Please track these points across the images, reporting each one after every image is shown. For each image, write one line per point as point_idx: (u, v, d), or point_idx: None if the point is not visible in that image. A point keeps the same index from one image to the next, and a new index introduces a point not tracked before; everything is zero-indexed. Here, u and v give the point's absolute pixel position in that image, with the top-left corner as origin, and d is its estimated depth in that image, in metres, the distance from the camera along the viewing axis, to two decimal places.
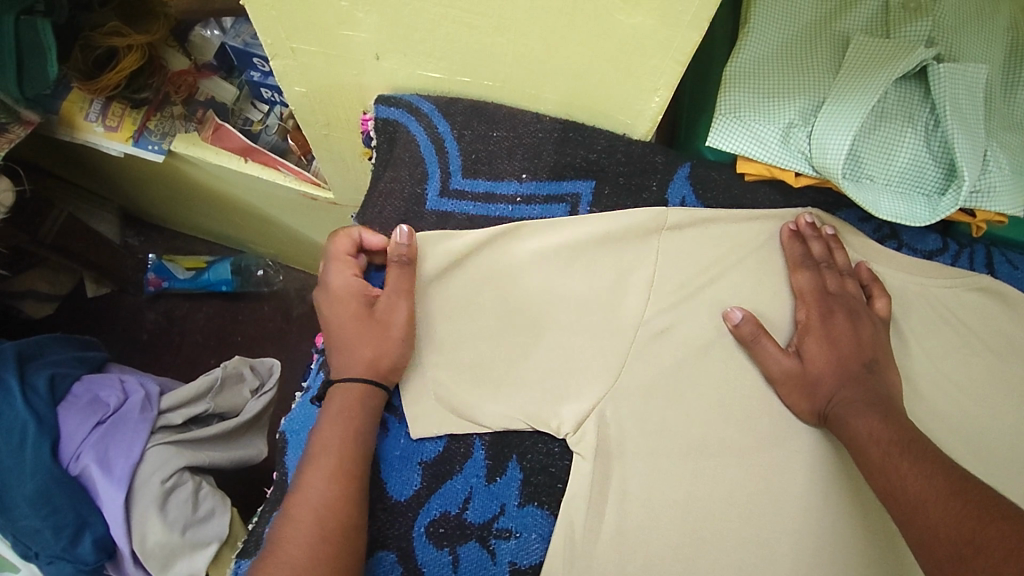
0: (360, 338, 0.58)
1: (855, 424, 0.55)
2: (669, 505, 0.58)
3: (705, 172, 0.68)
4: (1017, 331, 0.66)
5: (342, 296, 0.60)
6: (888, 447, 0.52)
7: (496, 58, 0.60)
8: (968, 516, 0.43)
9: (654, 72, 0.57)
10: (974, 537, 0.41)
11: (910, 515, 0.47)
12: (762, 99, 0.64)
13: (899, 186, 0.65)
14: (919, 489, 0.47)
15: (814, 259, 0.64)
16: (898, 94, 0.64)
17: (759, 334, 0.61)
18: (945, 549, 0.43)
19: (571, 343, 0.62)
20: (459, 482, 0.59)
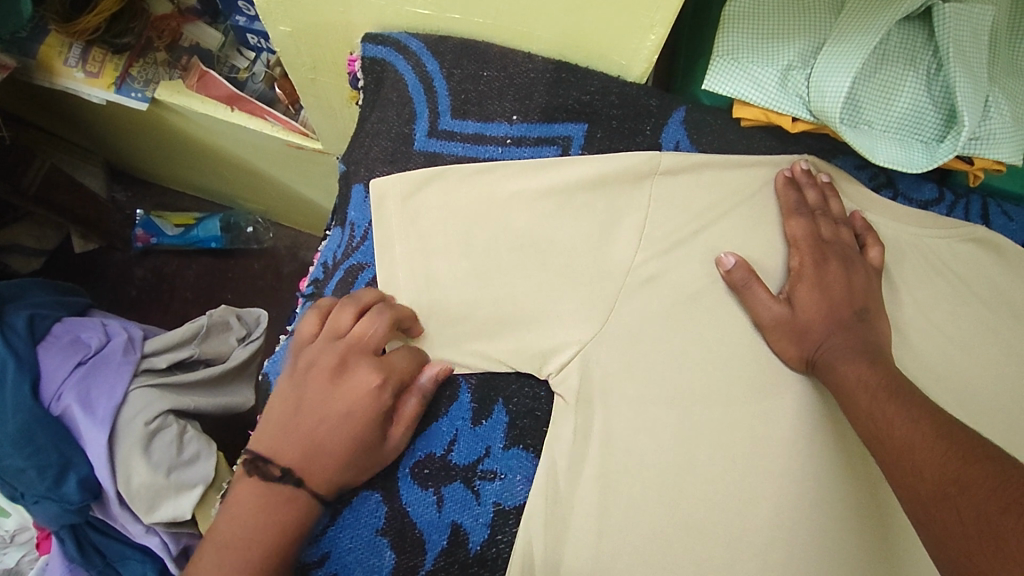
0: (340, 450, 0.53)
1: (843, 369, 0.55)
2: (653, 450, 0.58)
3: (700, 117, 0.66)
4: (1010, 283, 0.65)
5: (349, 397, 0.53)
6: (873, 390, 0.52)
7: None
8: (953, 456, 0.43)
9: (649, 8, 0.55)
10: (957, 475, 0.41)
11: (896, 460, 0.46)
12: (761, 40, 0.63)
13: (897, 133, 0.64)
14: (905, 432, 0.47)
15: (809, 207, 0.63)
16: (901, 36, 0.62)
17: (751, 280, 0.60)
18: (927, 489, 0.43)
19: (561, 289, 0.61)
20: (444, 424, 0.58)
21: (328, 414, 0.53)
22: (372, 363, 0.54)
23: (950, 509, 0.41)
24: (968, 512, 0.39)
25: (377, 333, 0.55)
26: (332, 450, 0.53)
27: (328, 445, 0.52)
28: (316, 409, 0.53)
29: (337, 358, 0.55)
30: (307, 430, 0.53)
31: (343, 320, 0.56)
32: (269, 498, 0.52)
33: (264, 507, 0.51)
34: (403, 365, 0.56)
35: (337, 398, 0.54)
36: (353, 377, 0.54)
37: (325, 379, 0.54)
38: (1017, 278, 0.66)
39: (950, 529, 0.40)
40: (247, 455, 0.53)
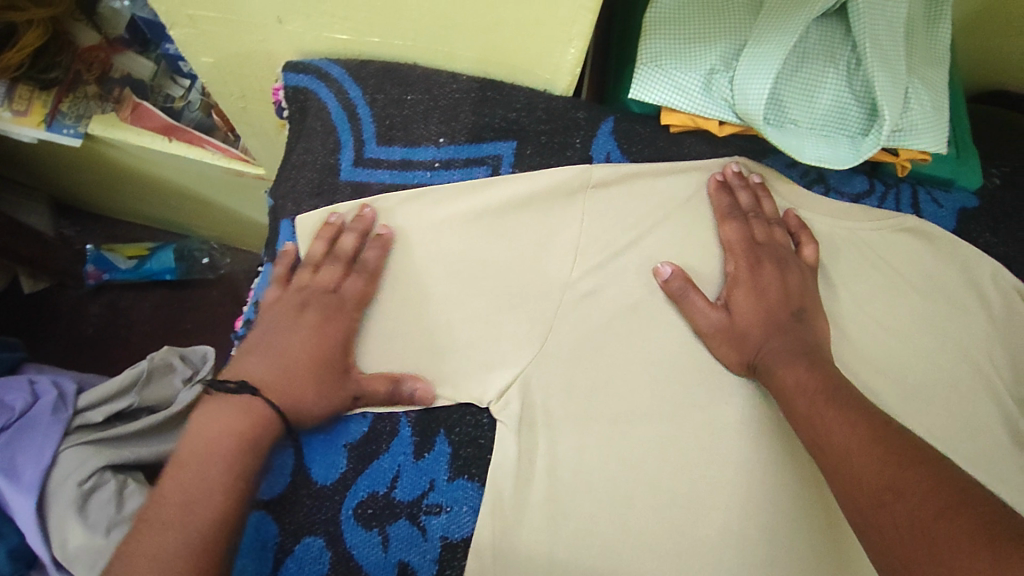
0: (308, 371, 0.55)
1: (781, 374, 0.55)
2: (600, 466, 0.57)
3: (629, 126, 0.66)
4: (944, 272, 0.66)
5: (309, 327, 0.57)
6: (811, 393, 0.52)
7: (401, 14, 0.58)
8: (889, 463, 0.43)
9: (565, 22, 0.54)
10: (893, 481, 0.42)
11: (834, 467, 0.47)
12: (683, 45, 0.63)
13: (823, 129, 0.63)
14: (842, 436, 0.47)
15: (742, 209, 0.63)
16: (819, 33, 0.62)
17: (687, 288, 0.60)
18: (864, 495, 0.43)
19: (499, 310, 0.60)
20: (386, 461, 0.56)
21: (295, 343, 0.56)
22: (331, 296, 0.58)
23: (886, 515, 0.41)
24: (903, 520, 0.40)
25: (333, 269, 0.59)
26: (305, 371, 0.55)
27: (294, 361, 0.55)
28: (281, 339, 0.56)
29: (299, 300, 0.58)
30: (280, 353, 0.56)
31: (302, 272, 0.60)
32: (214, 420, 0.52)
33: (221, 431, 0.51)
34: (362, 292, 0.59)
35: (299, 328, 0.57)
36: (311, 306, 0.58)
37: (288, 316, 0.58)
38: (950, 267, 0.66)
39: (885, 535, 0.40)
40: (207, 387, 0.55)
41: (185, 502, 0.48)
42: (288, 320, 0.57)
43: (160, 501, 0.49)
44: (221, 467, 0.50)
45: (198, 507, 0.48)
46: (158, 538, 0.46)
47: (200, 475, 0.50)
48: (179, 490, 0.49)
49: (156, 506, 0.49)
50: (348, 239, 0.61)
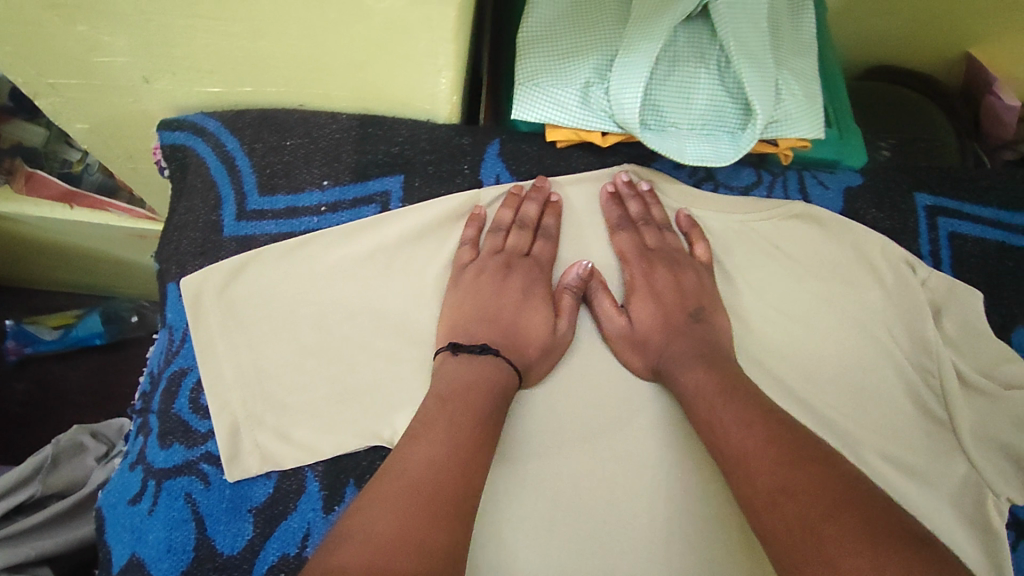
0: (532, 321, 0.59)
1: (684, 379, 0.57)
2: (518, 495, 0.56)
3: (515, 146, 0.66)
4: (836, 253, 0.67)
5: (518, 287, 0.60)
6: (709, 394, 0.54)
7: (268, 61, 0.57)
8: (782, 462, 0.47)
9: (431, 56, 0.56)
10: (787, 482, 0.46)
11: (733, 467, 0.50)
12: (556, 62, 0.63)
13: (704, 128, 0.64)
14: (741, 439, 0.50)
15: (631, 219, 0.65)
16: (687, 35, 0.63)
17: (594, 293, 0.62)
18: (761, 496, 0.46)
19: (401, 348, 0.59)
20: (295, 521, 0.54)
21: (506, 298, 0.60)
22: (528, 259, 0.62)
23: (780, 513, 0.45)
24: (793, 520, 0.44)
25: (524, 235, 0.63)
26: (528, 322, 0.59)
27: (524, 316, 0.59)
28: (492, 298, 0.59)
29: (501, 260, 0.61)
30: (490, 316, 0.59)
31: (494, 235, 0.63)
32: (473, 389, 0.54)
33: (475, 380, 0.54)
34: (551, 254, 0.63)
35: (512, 288, 0.60)
36: (517, 265, 0.61)
37: (496, 277, 0.60)
38: (842, 246, 0.67)
39: (779, 530, 0.44)
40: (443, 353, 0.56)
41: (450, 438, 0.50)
42: (490, 283, 0.60)
43: (432, 447, 0.48)
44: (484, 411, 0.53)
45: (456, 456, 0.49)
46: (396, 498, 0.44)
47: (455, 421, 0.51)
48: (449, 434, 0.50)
49: (396, 468, 0.47)
50: (530, 206, 0.63)
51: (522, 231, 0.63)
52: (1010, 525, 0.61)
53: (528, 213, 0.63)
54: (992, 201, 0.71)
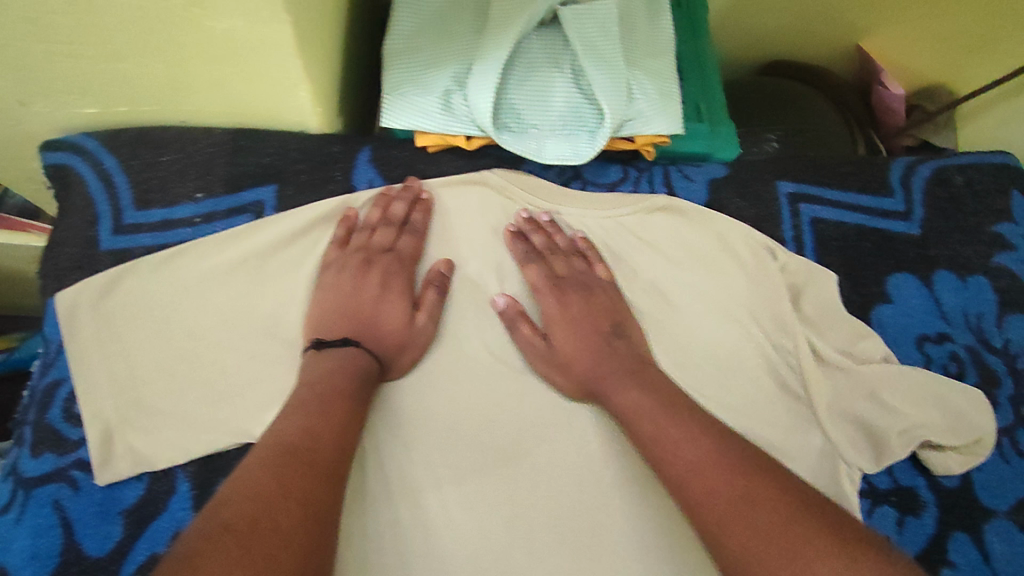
0: (387, 318, 0.63)
1: (621, 398, 0.60)
2: (381, 485, 0.60)
3: (386, 152, 0.69)
4: (700, 242, 0.70)
5: (375, 283, 0.64)
6: (646, 413, 0.58)
7: (134, 82, 0.59)
8: (738, 472, 0.51)
9: (284, 70, 0.58)
10: (748, 492, 0.49)
11: (680, 483, 0.53)
12: (418, 72, 0.66)
13: (564, 129, 0.67)
14: (685, 457, 0.53)
15: (539, 250, 0.68)
16: (540, 42, 0.66)
17: (517, 319, 0.65)
18: (710, 511, 0.50)
19: (273, 350, 0.62)
20: (164, 520, 0.57)
21: (364, 296, 0.64)
22: (389, 255, 0.65)
23: (744, 524, 0.47)
24: (750, 531, 0.47)
25: (390, 233, 0.66)
26: (386, 317, 0.63)
27: (376, 314, 0.63)
28: (349, 295, 0.63)
29: (361, 257, 0.65)
30: (349, 312, 0.63)
31: (360, 234, 0.66)
32: (347, 371, 0.59)
33: (340, 368, 0.59)
34: (415, 248, 0.67)
35: (371, 283, 0.64)
36: (377, 261, 0.65)
37: (355, 274, 0.64)
38: (706, 237, 0.70)
39: (748, 544, 0.47)
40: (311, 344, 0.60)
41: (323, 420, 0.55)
42: (349, 280, 0.64)
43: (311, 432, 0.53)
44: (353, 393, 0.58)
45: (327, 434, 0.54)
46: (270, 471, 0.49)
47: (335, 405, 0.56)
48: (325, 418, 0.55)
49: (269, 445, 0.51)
50: (399, 205, 0.66)
51: (386, 227, 0.66)
52: (864, 493, 0.65)
53: (393, 211, 0.66)
54: (852, 185, 0.75)
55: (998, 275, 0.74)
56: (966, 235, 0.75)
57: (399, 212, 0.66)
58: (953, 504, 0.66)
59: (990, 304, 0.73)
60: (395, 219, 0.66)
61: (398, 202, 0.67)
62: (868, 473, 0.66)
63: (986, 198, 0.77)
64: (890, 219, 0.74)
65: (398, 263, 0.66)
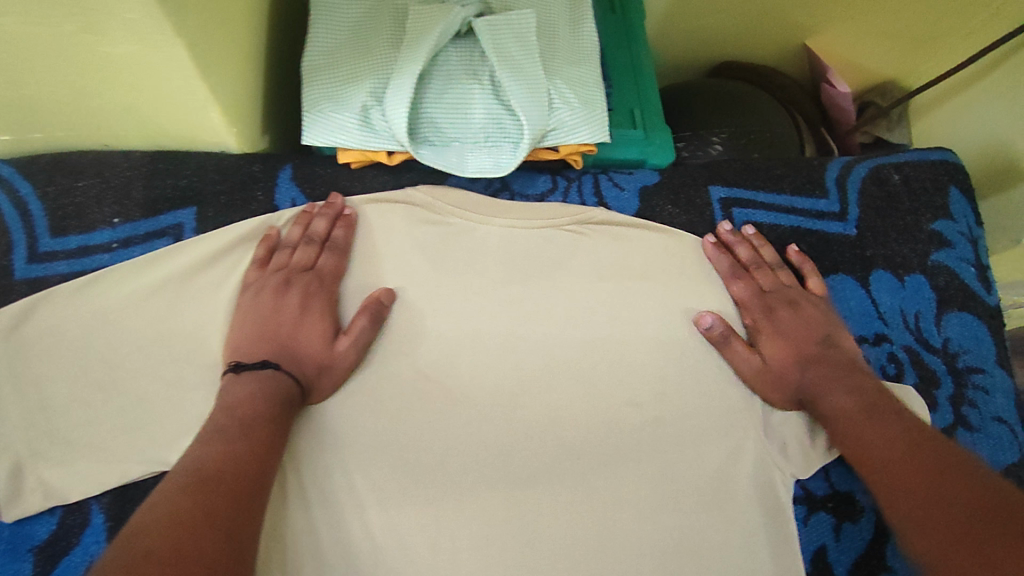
0: (306, 341, 0.60)
1: (827, 402, 0.61)
2: (304, 509, 0.59)
3: (309, 170, 0.68)
4: (631, 252, 0.70)
5: (293, 303, 0.61)
6: (854, 415, 0.58)
7: (38, 108, 0.58)
8: (936, 469, 0.51)
9: (189, 92, 0.57)
10: (937, 492, 0.49)
11: (886, 478, 0.53)
12: (335, 88, 0.66)
13: (486, 141, 0.66)
14: (900, 451, 0.54)
15: (744, 264, 0.70)
16: (458, 54, 0.65)
17: (729, 335, 0.66)
18: (914, 502, 0.50)
19: (191, 375, 0.61)
20: (77, 555, 0.56)
21: (282, 317, 0.60)
22: (310, 273, 0.63)
23: (947, 515, 0.47)
24: (952, 522, 0.47)
25: (311, 252, 0.64)
26: (306, 338, 0.60)
27: (296, 337, 0.60)
28: (269, 317, 0.60)
29: (281, 277, 0.62)
30: (266, 334, 0.60)
31: (281, 252, 0.64)
32: (262, 395, 0.56)
33: (257, 391, 0.56)
34: (336, 267, 0.65)
35: (289, 304, 0.61)
36: (297, 281, 0.62)
37: (273, 295, 0.61)
38: (637, 247, 0.70)
39: (936, 542, 0.46)
40: (232, 366, 0.57)
41: (242, 445, 0.52)
42: (268, 301, 0.61)
43: (228, 459, 0.50)
44: (271, 416, 0.55)
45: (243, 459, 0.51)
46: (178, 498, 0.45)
47: (255, 431, 0.53)
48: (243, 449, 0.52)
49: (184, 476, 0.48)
50: (320, 222, 0.65)
51: (307, 245, 0.64)
52: (800, 500, 0.64)
53: (314, 228, 0.65)
54: (785, 187, 0.74)
55: (935, 274, 0.73)
56: (903, 233, 0.74)
57: (318, 229, 0.65)
58: None
59: (928, 303, 0.72)
60: (315, 236, 0.64)
61: (318, 218, 0.65)
62: (803, 478, 0.64)
63: (923, 195, 0.76)
64: (824, 220, 0.73)
65: (318, 283, 0.63)
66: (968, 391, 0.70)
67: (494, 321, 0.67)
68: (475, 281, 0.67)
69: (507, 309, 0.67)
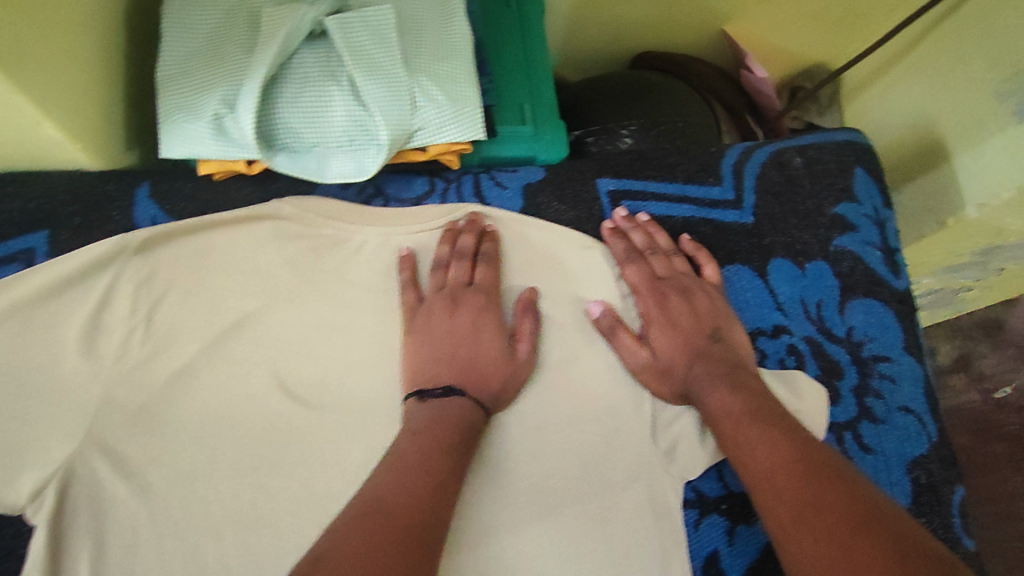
0: (476, 360, 0.59)
1: (712, 399, 0.57)
2: (154, 542, 0.55)
3: (168, 186, 0.65)
4: (515, 254, 0.67)
5: (469, 318, 0.60)
6: (735, 412, 0.55)
7: None
8: (810, 477, 0.48)
9: (12, 108, 0.53)
10: (811, 499, 0.46)
11: (757, 479, 0.51)
12: (188, 98, 0.63)
13: (350, 144, 0.63)
14: (776, 456, 0.50)
15: (638, 250, 0.67)
16: (313, 55, 0.62)
17: (617, 326, 0.63)
18: (785, 509, 0.47)
19: (38, 411, 0.56)
20: None
21: (455, 336, 0.59)
22: (472, 289, 0.62)
23: (817, 526, 0.45)
24: (821, 533, 0.44)
25: (460, 269, 0.63)
26: (487, 358, 0.59)
27: (476, 363, 0.59)
28: (443, 335, 0.59)
29: (445, 295, 0.61)
30: (448, 355, 0.58)
31: (435, 271, 0.63)
32: (442, 414, 0.55)
33: (449, 416, 0.55)
34: (492, 280, 0.63)
35: (460, 323, 0.60)
36: (460, 298, 0.61)
37: (444, 313, 0.60)
38: (521, 248, 0.67)
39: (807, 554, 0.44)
40: (414, 394, 0.57)
41: (425, 467, 0.51)
42: (439, 319, 0.60)
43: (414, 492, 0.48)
44: (453, 444, 0.53)
45: (424, 479, 0.50)
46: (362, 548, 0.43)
47: (437, 460, 0.51)
48: (401, 468, 0.50)
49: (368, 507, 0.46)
50: (467, 238, 0.64)
51: (460, 260, 0.63)
52: (692, 504, 0.61)
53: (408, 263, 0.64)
54: (678, 175, 0.71)
55: (839, 260, 0.70)
56: (804, 219, 0.71)
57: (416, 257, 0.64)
58: None
59: (832, 291, 0.69)
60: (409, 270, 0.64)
61: (409, 253, 0.65)
62: (695, 480, 0.61)
63: (826, 177, 0.73)
64: (718, 209, 0.70)
65: (487, 302, 0.62)
66: (872, 381, 0.67)
67: (366, 331, 0.63)
68: (347, 293, 0.64)
69: (381, 321, 0.64)
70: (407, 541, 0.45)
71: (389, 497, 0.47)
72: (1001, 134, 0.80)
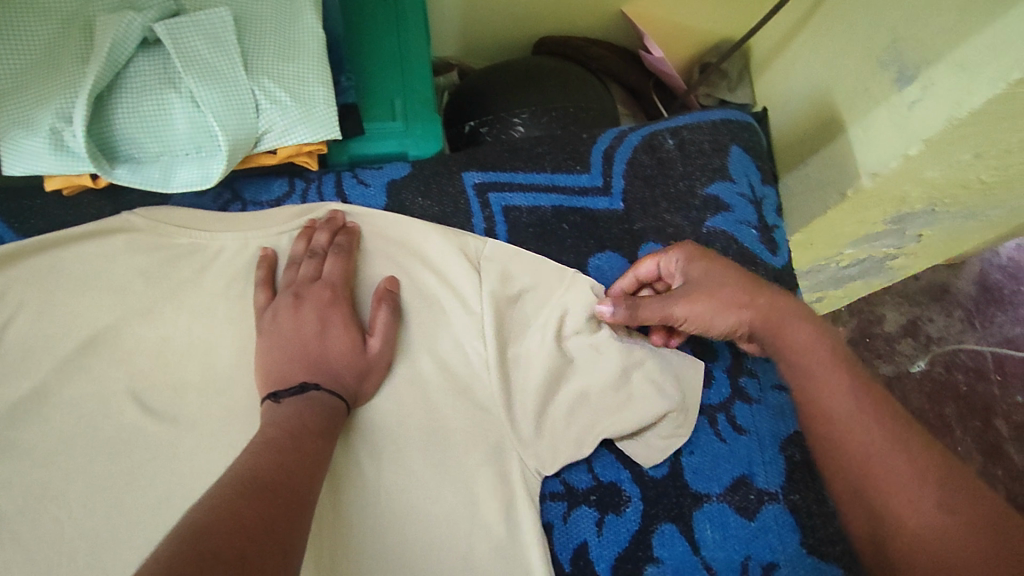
0: (324, 358, 0.57)
1: (798, 328, 0.55)
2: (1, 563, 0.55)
3: (17, 204, 0.64)
4: (377, 254, 0.66)
5: (315, 313, 0.58)
6: (817, 356, 0.53)
7: None
8: (891, 431, 0.49)
9: None
10: (910, 461, 0.47)
11: (853, 425, 0.50)
12: (21, 111, 0.60)
13: (195, 151, 0.62)
14: (854, 399, 0.51)
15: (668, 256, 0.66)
16: (149, 62, 0.61)
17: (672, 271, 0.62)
18: (894, 464, 0.47)
19: None
20: None
21: (301, 336, 0.57)
22: (319, 284, 0.61)
23: (929, 491, 0.46)
24: (931, 505, 0.45)
25: (309, 267, 0.61)
26: (338, 356, 0.57)
27: (330, 361, 0.57)
28: (291, 332, 0.58)
29: (291, 295, 0.60)
30: (295, 355, 0.57)
31: (288, 269, 0.62)
32: (309, 406, 0.53)
33: (306, 407, 0.53)
34: (343, 272, 0.62)
35: (307, 319, 0.58)
36: (306, 293, 0.60)
37: (289, 314, 0.58)
38: (385, 245, 0.66)
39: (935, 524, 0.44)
40: (269, 395, 0.54)
41: (302, 451, 0.49)
42: (288, 317, 0.58)
43: (287, 471, 0.47)
44: (319, 431, 0.52)
45: (296, 463, 0.48)
46: (227, 513, 0.41)
47: (308, 446, 0.50)
48: (277, 452, 0.48)
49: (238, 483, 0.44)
50: (320, 235, 0.63)
51: (311, 257, 0.62)
52: (561, 496, 0.61)
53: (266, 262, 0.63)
54: (546, 165, 0.70)
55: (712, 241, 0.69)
56: (675, 202, 0.71)
57: (272, 258, 0.63)
58: (659, 496, 0.61)
59: None
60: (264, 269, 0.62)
61: (264, 253, 0.64)
62: (563, 472, 0.62)
63: (698, 158, 0.72)
64: (588, 196, 0.70)
65: (335, 296, 0.60)
66: (747, 362, 0.67)
67: (226, 340, 0.63)
68: (205, 302, 0.63)
69: (241, 328, 0.63)
70: (278, 515, 0.43)
71: (264, 474, 0.45)
72: (886, 102, 0.78)
